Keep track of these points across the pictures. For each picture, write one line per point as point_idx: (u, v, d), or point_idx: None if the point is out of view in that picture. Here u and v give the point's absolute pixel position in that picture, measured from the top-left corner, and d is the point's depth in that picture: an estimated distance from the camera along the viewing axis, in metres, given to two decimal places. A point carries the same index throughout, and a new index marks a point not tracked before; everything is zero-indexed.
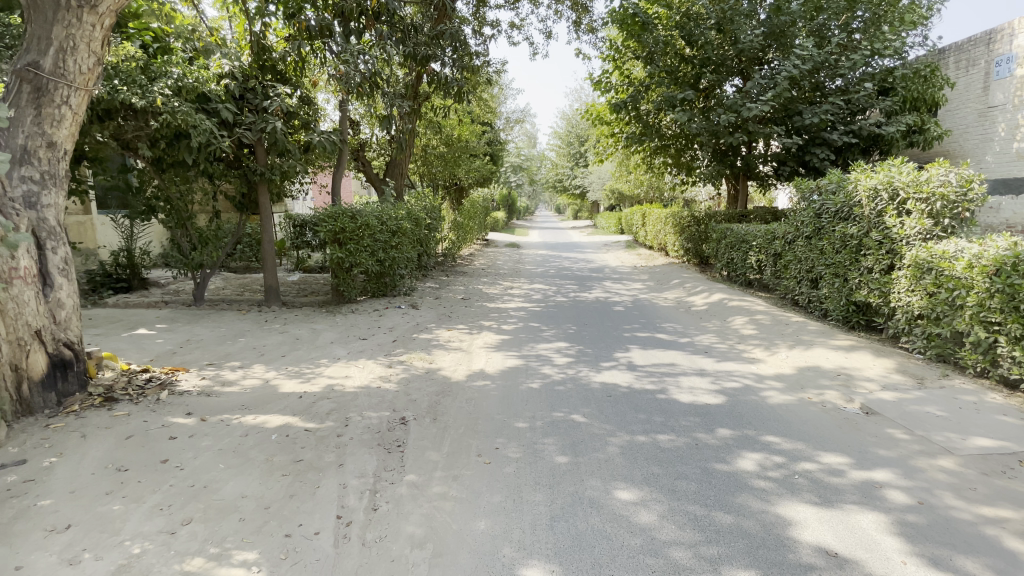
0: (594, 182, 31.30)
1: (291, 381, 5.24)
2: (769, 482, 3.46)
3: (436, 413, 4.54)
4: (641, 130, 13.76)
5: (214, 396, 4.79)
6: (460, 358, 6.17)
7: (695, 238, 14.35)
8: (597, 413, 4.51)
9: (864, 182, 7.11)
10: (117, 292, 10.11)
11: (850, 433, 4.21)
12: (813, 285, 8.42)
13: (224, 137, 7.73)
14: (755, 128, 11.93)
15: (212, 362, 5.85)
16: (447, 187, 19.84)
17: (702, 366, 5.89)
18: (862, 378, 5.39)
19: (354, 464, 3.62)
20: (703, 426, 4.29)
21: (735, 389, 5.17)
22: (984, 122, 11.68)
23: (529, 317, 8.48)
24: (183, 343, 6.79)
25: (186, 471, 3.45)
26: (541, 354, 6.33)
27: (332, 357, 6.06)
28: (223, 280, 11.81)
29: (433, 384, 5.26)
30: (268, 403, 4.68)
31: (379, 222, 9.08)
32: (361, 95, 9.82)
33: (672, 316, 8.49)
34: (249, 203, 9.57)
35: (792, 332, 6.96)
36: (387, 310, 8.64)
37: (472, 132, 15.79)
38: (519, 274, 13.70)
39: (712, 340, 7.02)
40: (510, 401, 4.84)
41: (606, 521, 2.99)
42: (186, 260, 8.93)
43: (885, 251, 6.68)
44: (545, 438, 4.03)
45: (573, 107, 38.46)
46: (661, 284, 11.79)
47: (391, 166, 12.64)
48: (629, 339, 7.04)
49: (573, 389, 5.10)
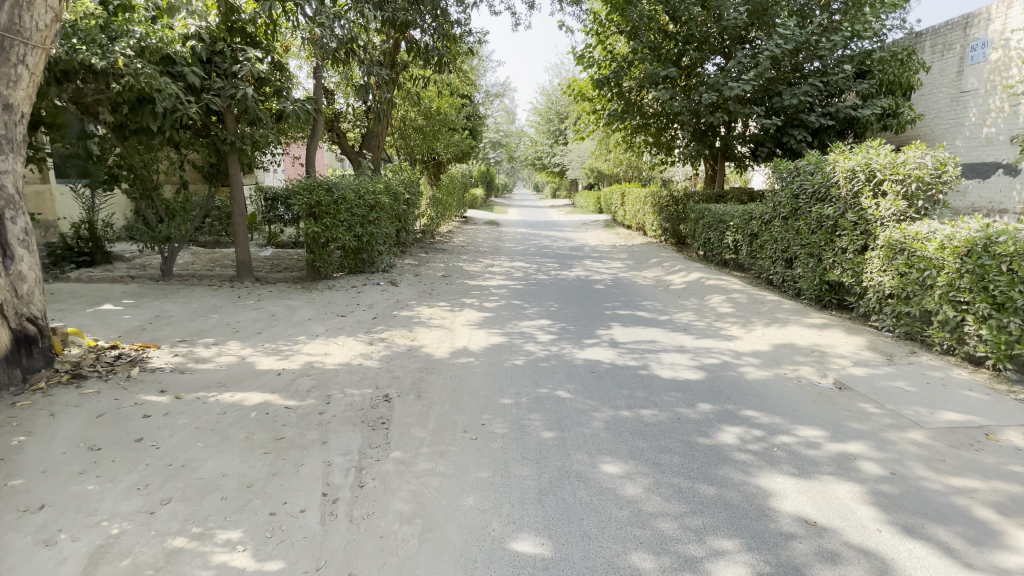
0: (573, 159, 31.18)
1: (268, 358, 5.10)
2: (750, 454, 3.55)
3: (420, 390, 4.49)
4: (623, 107, 13.70)
5: (188, 373, 4.62)
6: (442, 335, 6.10)
7: (673, 218, 14.48)
8: (581, 389, 4.53)
9: (842, 163, 7.22)
10: (79, 266, 9.62)
11: (825, 408, 4.35)
12: (788, 265, 8.62)
13: (191, 103, 7.38)
14: (736, 107, 12.00)
15: (184, 338, 5.64)
16: (424, 162, 19.40)
17: (682, 342, 5.98)
18: (835, 354, 5.57)
19: (338, 441, 3.56)
20: (685, 400, 4.37)
21: (715, 365, 5.26)
22: (955, 107, 12.02)
23: (509, 294, 8.45)
24: (152, 319, 6.53)
25: (163, 450, 3.33)
26: (524, 331, 6.32)
27: (310, 334, 5.92)
28: (192, 254, 11.38)
29: (415, 361, 5.20)
30: (245, 381, 4.54)
31: (357, 195, 8.83)
32: (337, 61, 9.43)
33: (651, 294, 8.57)
34: (218, 173, 9.17)
35: (768, 310, 7.11)
36: (365, 287, 8.47)
37: (451, 105, 15.40)
38: (499, 252, 13.60)
39: (691, 317, 7.13)
40: (494, 377, 4.82)
41: (593, 494, 3.03)
42: (153, 232, 8.51)
43: (859, 231, 6.84)
44: (531, 413, 4.04)
45: (552, 83, 37.95)
46: (640, 263, 11.90)
47: (368, 138, 12.24)
48: (611, 316, 7.09)
49: (556, 366, 5.12)
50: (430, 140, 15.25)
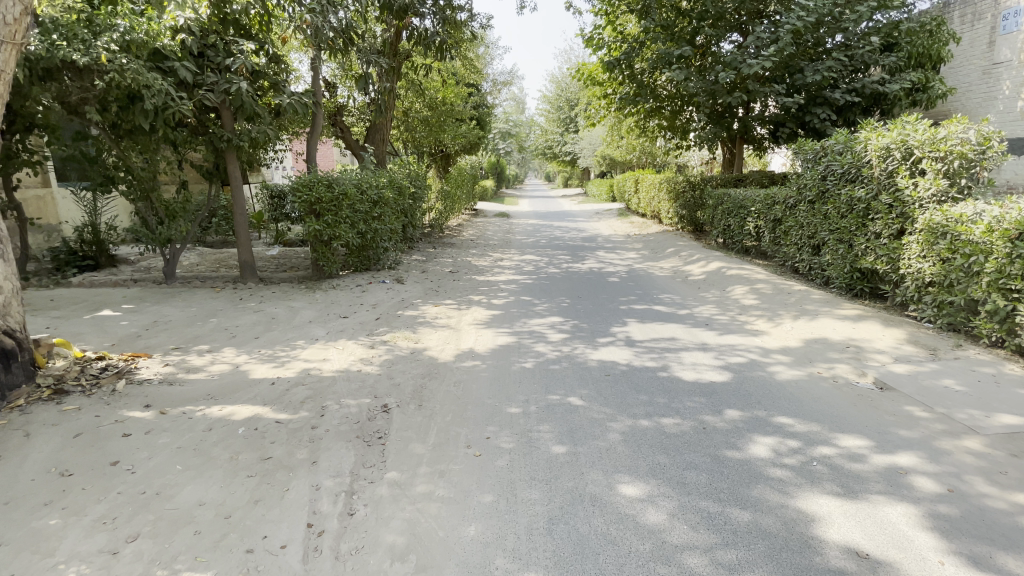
0: (585, 147, 30.56)
1: (263, 366, 4.83)
2: (786, 470, 3.16)
3: (421, 398, 4.18)
4: (635, 90, 13.17)
5: (177, 385, 4.38)
6: (447, 337, 5.77)
7: (690, 205, 13.95)
8: (595, 395, 4.16)
9: (875, 141, 6.67)
10: (84, 270, 9.50)
11: (867, 412, 3.92)
12: (815, 252, 8.11)
13: (184, 99, 7.14)
14: (755, 86, 11.40)
15: (178, 345, 5.40)
16: (432, 154, 19.03)
17: (704, 339, 5.56)
18: (873, 350, 5.11)
19: (329, 461, 3.25)
20: (710, 406, 3.98)
21: (741, 364, 4.85)
22: (987, 80, 11.39)
23: (519, 290, 8.08)
24: (149, 325, 6.33)
25: (138, 476, 3.08)
26: (533, 330, 5.96)
27: (309, 338, 5.64)
28: (198, 255, 11.23)
29: (418, 366, 4.88)
30: (237, 392, 4.28)
31: (359, 190, 8.52)
32: (335, 52, 9.11)
33: (669, 286, 8.13)
34: (218, 171, 8.95)
35: (795, 301, 6.65)
36: (370, 285, 8.18)
37: (457, 94, 14.99)
38: (509, 245, 13.22)
39: (712, 310, 6.69)
40: (501, 383, 4.48)
41: (610, 522, 2.68)
42: (153, 236, 8.33)
43: (895, 214, 6.32)
44: (540, 425, 3.70)
45: (561, 69, 37.17)
46: (656, 252, 11.42)
47: (372, 131, 11.91)
48: (626, 311, 6.69)
49: (568, 369, 4.75)
50: (436, 132, 14.86)
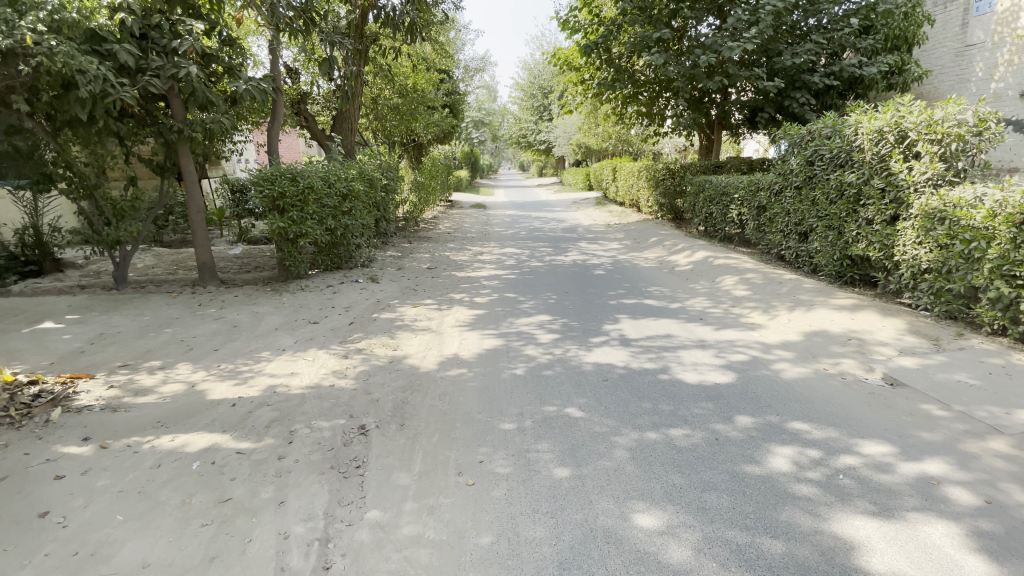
0: (559, 135, 30.19)
1: (223, 384, 4.31)
2: (812, 487, 2.88)
3: (403, 416, 3.75)
4: (613, 75, 12.79)
5: (123, 411, 3.84)
6: (428, 341, 5.33)
7: (670, 192, 13.72)
8: (595, 404, 3.81)
9: (867, 124, 6.48)
10: (25, 277, 8.68)
11: (883, 414, 3.69)
12: (802, 239, 7.96)
13: (126, 85, 6.43)
14: (735, 70, 11.15)
15: (127, 362, 4.82)
16: (403, 144, 18.31)
17: (701, 335, 5.27)
18: (876, 342, 4.91)
19: (300, 500, 2.82)
20: (719, 413, 3.67)
21: (744, 363, 4.56)
22: (960, 62, 11.66)
23: (502, 286, 7.67)
24: (96, 337, 5.70)
25: (70, 530, 2.60)
26: (521, 331, 5.56)
27: (275, 348, 5.12)
28: (154, 256, 10.44)
29: (398, 377, 4.44)
30: (192, 417, 3.77)
31: (326, 183, 7.94)
32: (294, 33, 8.43)
33: (656, 278, 7.85)
34: (170, 166, 8.22)
35: (788, 291, 6.44)
36: (342, 286, 7.65)
37: (428, 81, 14.35)
38: (488, 237, 12.75)
39: (705, 303, 6.41)
40: (491, 394, 4.08)
41: (630, 563, 2.33)
42: (100, 237, 7.56)
43: (888, 200, 6.16)
44: (538, 443, 3.33)
45: (534, 56, 36.54)
46: (639, 242, 11.15)
47: (339, 120, 11.24)
48: (617, 307, 6.36)
49: (563, 375, 4.39)
50: (407, 121, 14.21)
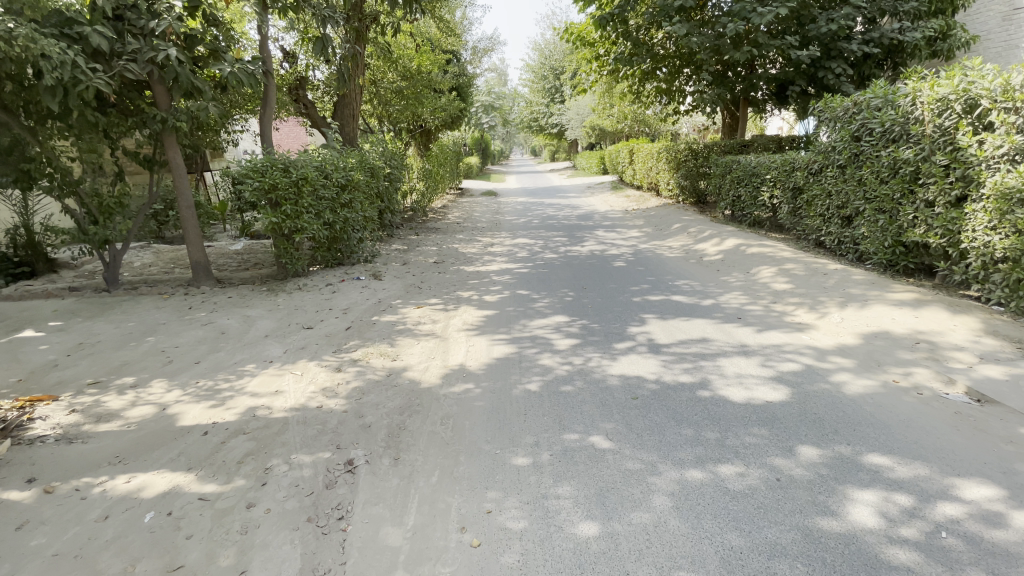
0: (572, 118, 29.19)
1: (198, 406, 3.80)
2: (910, 551, 2.26)
3: (399, 447, 3.19)
4: (631, 50, 11.95)
5: (79, 444, 3.36)
6: (432, 349, 4.75)
7: (692, 174, 12.89)
8: (625, 431, 3.20)
9: (929, 92, 5.67)
10: (17, 279, 8.33)
11: (977, 442, 3.03)
12: (845, 223, 7.19)
13: (99, 72, 5.90)
14: (765, 38, 10.21)
15: (97, 379, 4.34)
16: (410, 129, 17.65)
17: (741, 338, 4.60)
18: (949, 346, 4.21)
19: (265, 569, 2.29)
20: (777, 443, 3.05)
21: (797, 374, 3.91)
22: (1008, 27, 10.81)
23: (514, 282, 7.05)
24: (74, 348, 5.25)
25: None
26: (536, 336, 4.95)
27: (261, 360, 4.59)
28: (153, 254, 10.03)
29: (395, 395, 3.87)
30: (156, 450, 3.27)
31: (322, 174, 7.37)
32: (285, 9, 7.80)
33: (683, 270, 7.15)
34: (158, 159, 7.72)
35: (836, 284, 5.72)
36: (342, 284, 7.12)
37: (433, 62, 13.62)
38: (499, 227, 12.12)
39: (741, 299, 5.71)
40: (501, 416, 3.50)
41: None
42: (86, 235, 7.10)
43: (953, 179, 5.37)
44: (558, 486, 2.74)
45: (545, 36, 35.38)
46: (661, 229, 10.42)
47: (339, 106, 10.65)
48: (642, 304, 5.72)
49: (584, 391, 3.77)
50: (412, 105, 13.55)
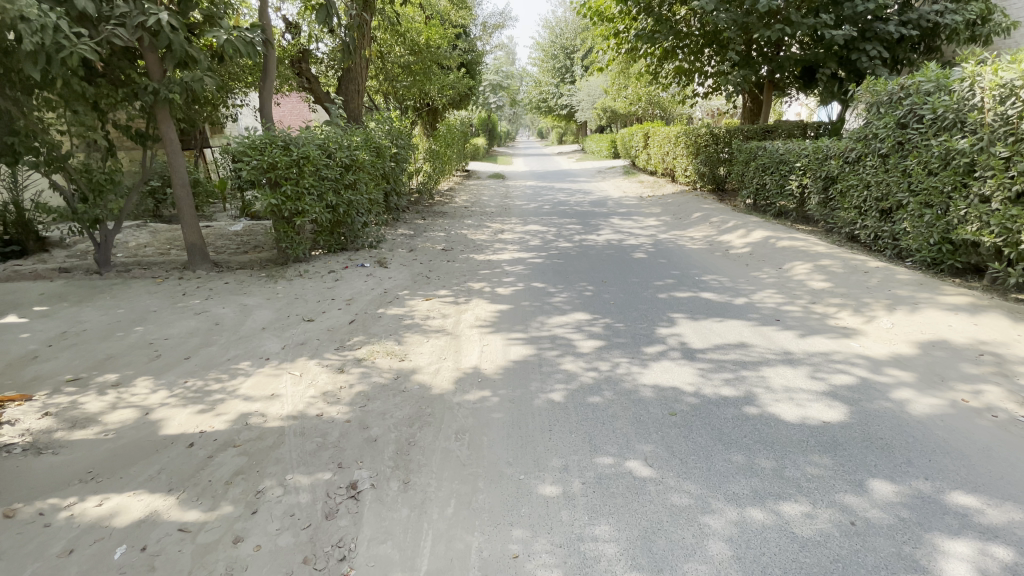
0: (583, 99, 28.34)
1: (185, 411, 3.43)
2: None
3: (408, 468, 2.81)
4: (653, 26, 11.29)
5: (50, 456, 2.99)
6: (442, 349, 4.34)
7: (712, 160, 12.32)
8: (667, 456, 2.81)
9: (992, 76, 5.15)
10: (6, 258, 7.92)
11: None
12: (884, 216, 6.69)
13: (84, 37, 5.36)
14: (798, 16, 9.57)
15: (78, 376, 3.96)
16: (417, 108, 17.05)
17: (784, 344, 4.18)
18: (1019, 361, 3.77)
19: None
20: (843, 475, 2.66)
21: (852, 389, 3.49)
22: None
23: (529, 273, 6.62)
24: (57, 337, 4.85)
25: None
26: (556, 336, 4.54)
27: (256, 357, 4.19)
28: (149, 233, 9.61)
29: (403, 403, 3.47)
30: (136, 465, 2.90)
31: (324, 153, 6.90)
32: None
33: (710, 264, 6.70)
34: (151, 133, 7.23)
35: (879, 284, 5.28)
36: (346, 272, 6.71)
37: (443, 36, 12.97)
38: (509, 212, 11.63)
39: (777, 298, 5.27)
40: (523, 432, 3.10)
41: None
42: (75, 213, 6.72)
43: (1015, 172, 4.86)
44: (595, 524, 2.36)
45: (556, 14, 34.30)
46: (679, 218, 9.93)
47: (344, 81, 10.10)
48: (669, 301, 5.29)
49: (615, 404, 3.36)
50: (420, 82, 12.96)
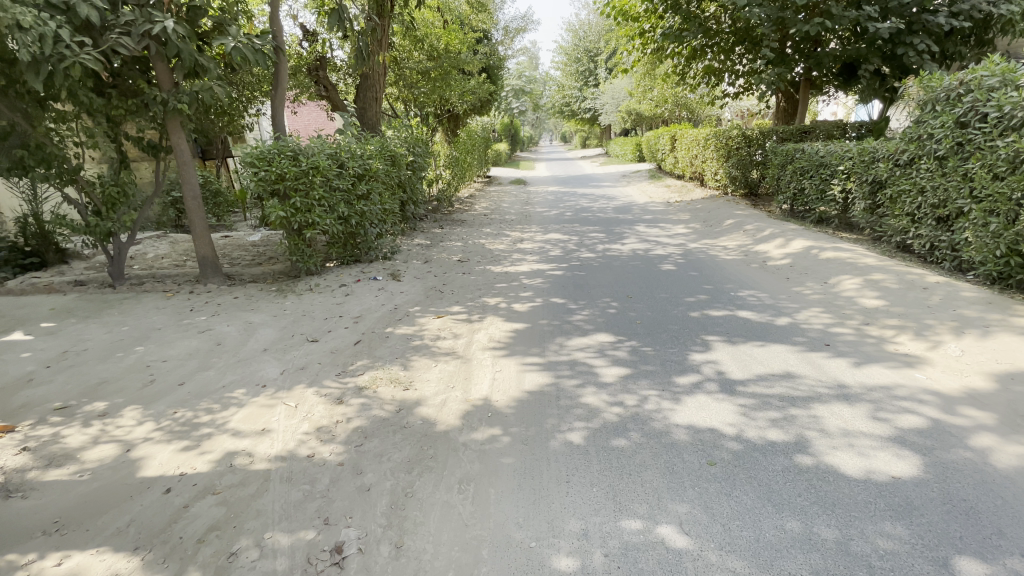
0: (607, 103, 27.79)
1: (169, 448, 3.14)
2: None
3: (402, 528, 2.44)
4: (681, 24, 10.78)
5: (16, 501, 2.72)
6: (451, 376, 3.97)
7: (744, 163, 11.69)
8: (705, 521, 2.37)
9: None
10: (26, 271, 7.93)
11: None
12: (942, 224, 6.04)
13: (88, 47, 5.22)
14: (839, 9, 8.94)
15: (67, 404, 3.73)
16: (437, 114, 16.85)
17: (837, 375, 3.66)
18: None
19: None
20: (925, 553, 2.16)
21: (922, 434, 2.97)
22: None
23: (548, 287, 6.21)
24: (56, 357, 4.67)
25: None
26: (576, 362, 4.12)
27: (253, 385, 3.90)
28: (168, 244, 9.58)
29: (403, 443, 3.11)
30: (105, 514, 2.61)
31: (335, 163, 6.68)
32: None
33: (745, 277, 6.17)
34: (163, 145, 7.12)
35: (942, 302, 4.68)
36: (357, 286, 6.44)
37: (462, 40, 12.70)
38: (529, 220, 11.25)
39: (824, 318, 4.73)
40: (537, 483, 2.70)
41: None
42: (88, 227, 6.64)
43: None
44: None
45: (579, 17, 33.89)
46: (710, 225, 9.37)
47: (361, 88, 9.92)
48: (701, 321, 4.82)
49: (643, 449, 2.93)
50: (439, 87, 12.72)
